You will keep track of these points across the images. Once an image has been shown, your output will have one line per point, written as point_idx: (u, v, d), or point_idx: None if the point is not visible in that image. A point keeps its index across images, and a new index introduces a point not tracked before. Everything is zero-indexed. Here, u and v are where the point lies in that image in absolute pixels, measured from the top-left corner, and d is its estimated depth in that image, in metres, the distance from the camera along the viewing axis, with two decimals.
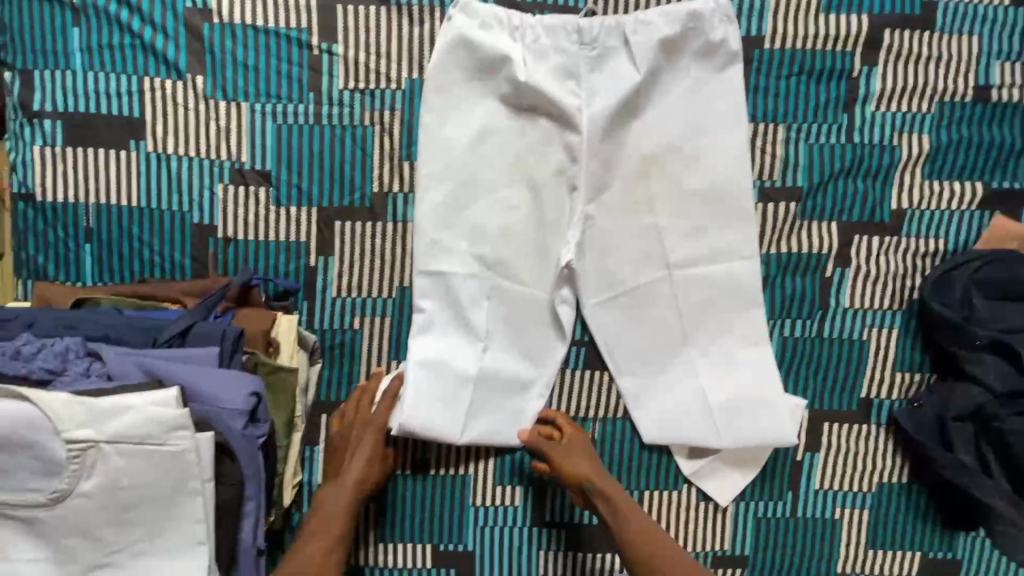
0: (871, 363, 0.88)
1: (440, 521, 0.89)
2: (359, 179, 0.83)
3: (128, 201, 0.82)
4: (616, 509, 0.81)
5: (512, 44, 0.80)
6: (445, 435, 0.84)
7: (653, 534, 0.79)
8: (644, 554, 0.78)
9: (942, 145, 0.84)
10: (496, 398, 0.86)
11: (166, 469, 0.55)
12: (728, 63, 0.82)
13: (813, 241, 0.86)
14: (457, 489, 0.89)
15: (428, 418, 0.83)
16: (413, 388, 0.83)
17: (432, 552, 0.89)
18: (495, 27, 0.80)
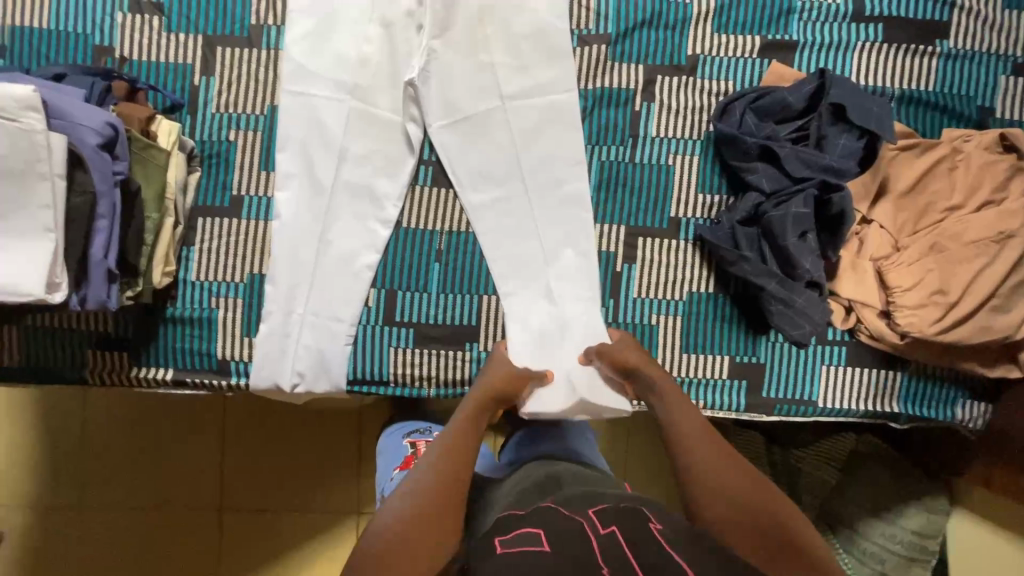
0: (678, 185, 1.03)
1: (287, 321, 0.99)
2: (239, 13, 0.98)
3: (37, 24, 0.96)
4: (666, 398, 0.82)
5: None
6: (299, 301, 0.99)
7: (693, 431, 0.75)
8: (692, 457, 0.72)
9: (725, 3, 1.02)
10: (346, 262, 1.00)
11: (18, 144, 0.68)
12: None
13: (622, 80, 1.02)
14: (294, 292, 0.99)
15: (291, 287, 0.99)
16: (282, 266, 0.99)
17: (286, 347, 0.99)
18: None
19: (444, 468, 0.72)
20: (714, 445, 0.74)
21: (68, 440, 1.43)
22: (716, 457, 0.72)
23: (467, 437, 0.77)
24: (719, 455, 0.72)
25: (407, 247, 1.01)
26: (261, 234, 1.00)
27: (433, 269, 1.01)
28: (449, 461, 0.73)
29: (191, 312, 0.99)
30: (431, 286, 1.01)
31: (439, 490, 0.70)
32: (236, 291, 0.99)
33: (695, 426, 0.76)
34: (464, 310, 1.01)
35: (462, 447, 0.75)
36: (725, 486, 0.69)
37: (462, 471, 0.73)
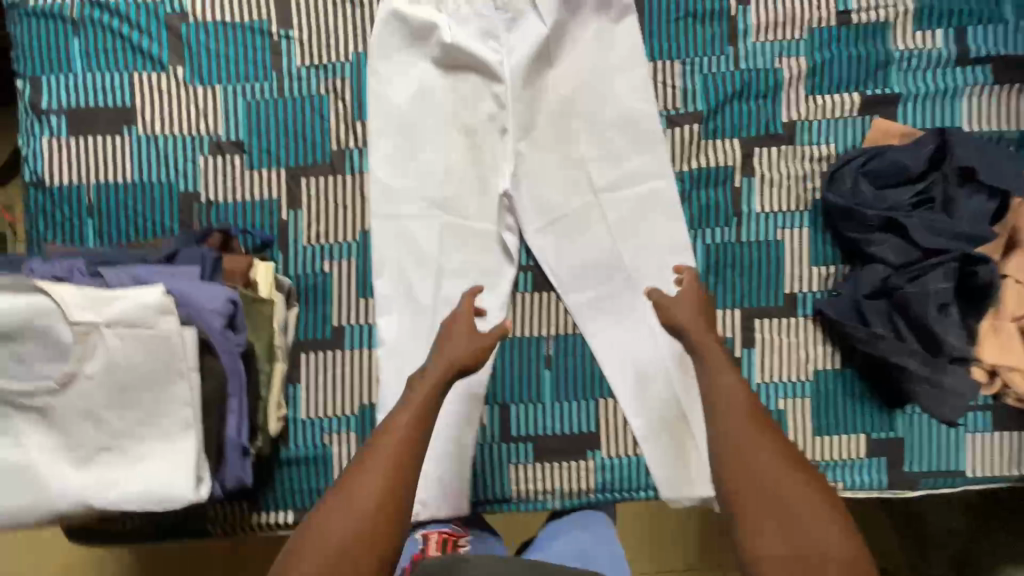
0: (790, 260, 0.98)
1: None
2: (319, 141, 0.96)
3: (124, 178, 0.96)
4: (712, 361, 0.80)
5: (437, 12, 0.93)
6: None
7: (741, 423, 0.73)
8: (729, 434, 0.72)
9: (818, 63, 0.97)
10: (455, 382, 0.96)
11: (156, 350, 0.65)
12: (623, 14, 0.96)
13: (719, 157, 0.97)
14: None
15: None
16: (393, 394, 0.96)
17: None
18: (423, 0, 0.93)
19: (376, 476, 0.68)
20: (758, 420, 0.73)
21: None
22: (746, 445, 0.71)
23: (400, 432, 0.72)
24: (749, 443, 0.71)
25: (515, 358, 0.98)
26: (366, 363, 0.97)
27: (545, 377, 0.97)
28: (371, 466, 0.68)
29: (306, 451, 0.96)
30: (545, 395, 0.97)
31: (360, 505, 0.66)
32: (348, 425, 0.96)
33: (736, 404, 0.75)
34: (582, 417, 0.97)
35: (395, 444, 0.70)
36: (753, 471, 0.69)
37: (393, 470, 0.68)
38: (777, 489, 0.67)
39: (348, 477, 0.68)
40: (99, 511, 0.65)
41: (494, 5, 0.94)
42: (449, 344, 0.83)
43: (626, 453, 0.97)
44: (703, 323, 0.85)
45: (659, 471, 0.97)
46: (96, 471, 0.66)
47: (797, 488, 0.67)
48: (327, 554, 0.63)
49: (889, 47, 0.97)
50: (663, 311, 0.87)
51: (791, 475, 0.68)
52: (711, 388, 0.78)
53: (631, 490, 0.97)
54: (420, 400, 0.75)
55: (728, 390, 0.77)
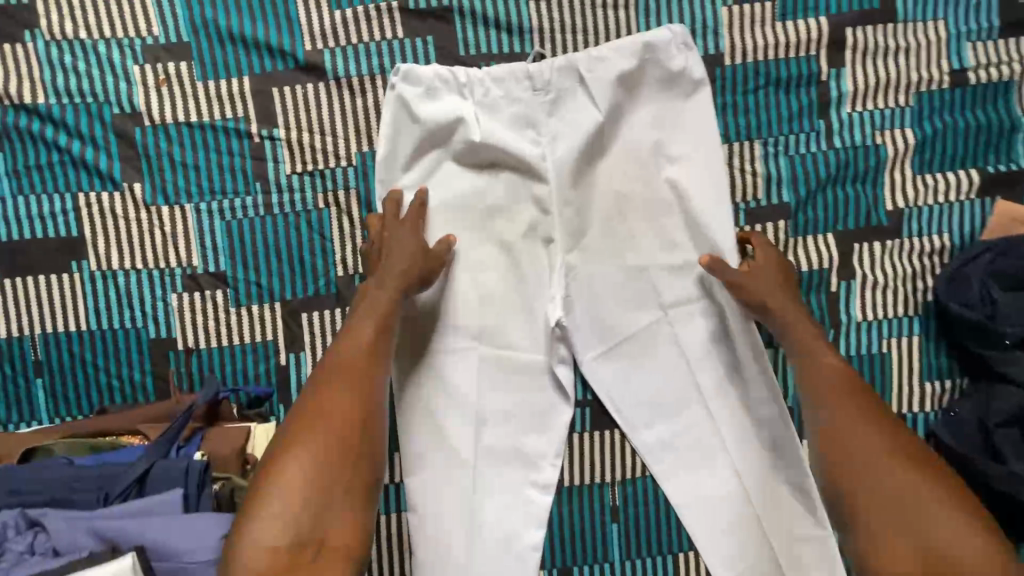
0: (898, 376, 0.82)
1: None
2: (320, 267, 0.77)
3: (76, 326, 0.77)
4: (789, 318, 0.73)
5: (459, 100, 0.74)
6: None
7: (840, 399, 0.67)
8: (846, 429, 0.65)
9: (928, 136, 0.79)
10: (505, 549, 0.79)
11: None
12: (694, 88, 0.76)
13: (810, 258, 0.80)
14: None
15: None
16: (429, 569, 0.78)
17: None
18: (440, 86, 0.74)
19: (312, 458, 0.58)
20: (854, 391, 0.67)
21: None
22: (850, 447, 0.64)
23: (347, 405, 0.61)
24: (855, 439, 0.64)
25: (575, 511, 0.82)
26: (396, 527, 0.81)
27: (612, 531, 0.82)
28: (314, 437, 0.59)
29: None
30: (612, 554, 0.81)
31: (302, 483, 0.57)
32: None
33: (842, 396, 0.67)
34: None
35: (337, 426, 0.60)
36: (867, 466, 0.63)
37: (341, 462, 0.59)
38: (892, 485, 0.61)
39: (278, 455, 0.58)
40: None
41: (529, 88, 0.75)
42: (392, 253, 0.71)
43: None
44: (779, 283, 0.74)
45: None
46: None
47: (872, 448, 0.63)
48: (308, 472, 0.57)
49: (1014, 111, 0.80)
50: (739, 290, 0.74)
51: (876, 442, 0.63)
52: (806, 376, 0.70)
53: None
54: (370, 358, 0.65)
55: (816, 373, 0.70)
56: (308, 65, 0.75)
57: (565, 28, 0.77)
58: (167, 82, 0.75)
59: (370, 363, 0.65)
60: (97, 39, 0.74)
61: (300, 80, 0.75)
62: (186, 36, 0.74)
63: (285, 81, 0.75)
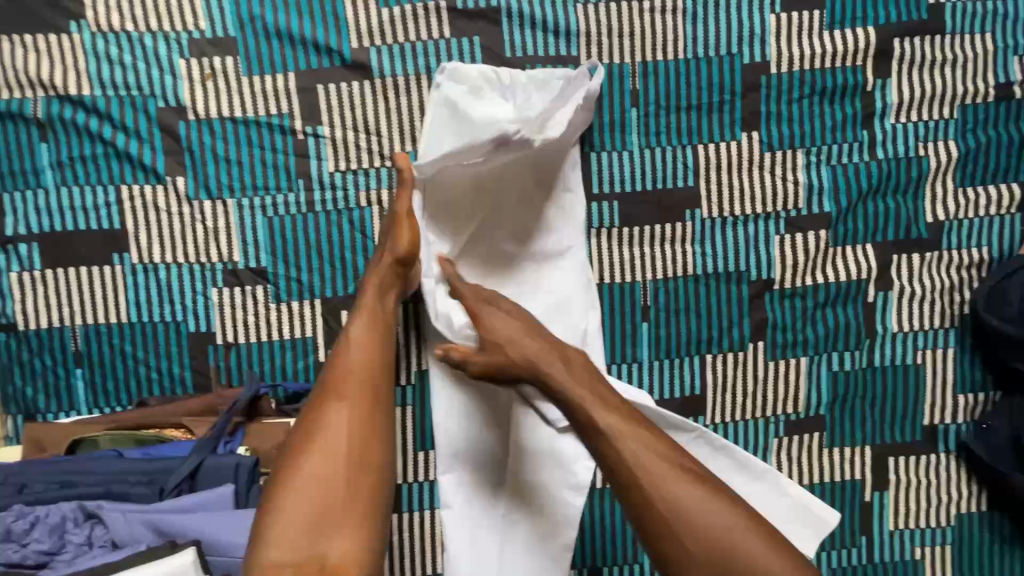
0: (931, 387, 0.82)
1: None
2: (361, 266, 0.77)
3: (117, 318, 0.77)
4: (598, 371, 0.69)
5: (496, 97, 0.74)
6: None
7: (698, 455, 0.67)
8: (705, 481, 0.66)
9: (971, 149, 0.80)
10: (537, 550, 0.79)
11: None
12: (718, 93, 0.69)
13: (849, 268, 0.80)
14: None
15: None
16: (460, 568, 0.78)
17: None
18: (478, 84, 0.73)
19: (317, 458, 0.56)
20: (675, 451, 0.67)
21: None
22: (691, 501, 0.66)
23: (351, 404, 0.60)
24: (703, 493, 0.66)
25: (608, 514, 0.82)
26: (428, 525, 0.81)
27: None
28: (320, 438, 0.57)
29: None
30: (643, 556, 0.82)
31: (308, 485, 0.55)
32: None
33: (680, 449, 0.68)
34: None
35: (344, 424, 0.58)
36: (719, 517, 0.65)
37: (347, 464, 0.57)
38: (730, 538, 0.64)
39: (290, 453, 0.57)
40: None
41: (562, 82, 0.73)
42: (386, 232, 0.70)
43: None
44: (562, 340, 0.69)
45: None
46: None
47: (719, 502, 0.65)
48: (319, 472, 0.56)
49: None
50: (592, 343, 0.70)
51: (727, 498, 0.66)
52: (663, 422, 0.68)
53: None
54: (370, 351, 0.63)
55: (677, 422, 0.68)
56: (355, 63, 0.75)
57: (612, 32, 0.77)
58: (212, 77, 0.74)
59: (369, 354, 0.63)
60: (144, 31, 0.74)
61: (347, 78, 0.75)
62: (232, 31, 0.74)
63: (331, 79, 0.75)
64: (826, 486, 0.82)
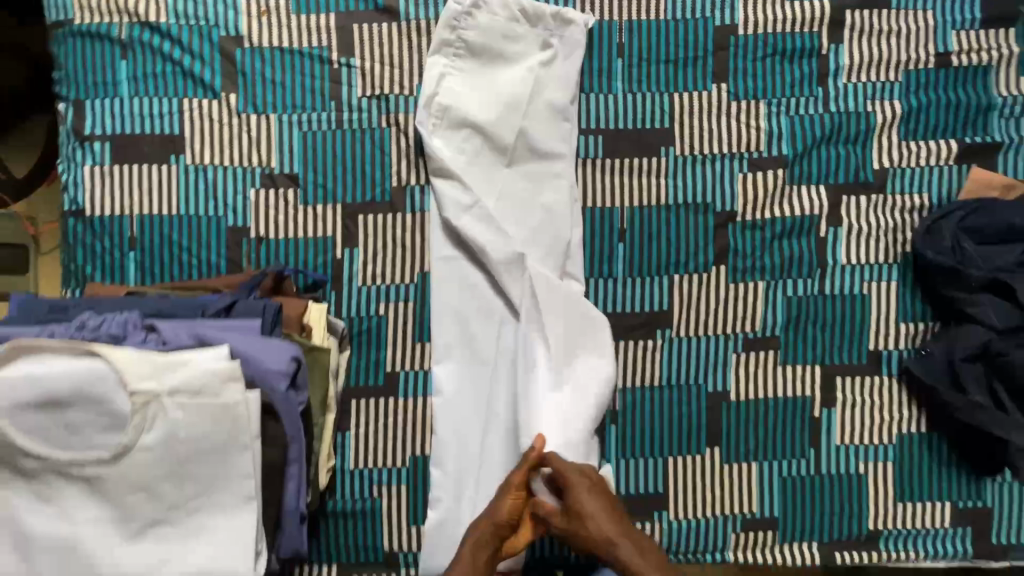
0: (875, 316, 0.92)
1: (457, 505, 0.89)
2: (378, 177, 0.90)
3: (168, 210, 0.90)
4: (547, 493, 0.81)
5: (475, 35, 0.89)
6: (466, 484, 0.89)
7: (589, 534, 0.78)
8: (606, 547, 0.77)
9: (914, 107, 0.91)
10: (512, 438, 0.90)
11: (219, 423, 0.59)
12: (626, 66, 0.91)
13: (803, 205, 0.91)
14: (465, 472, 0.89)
15: (455, 467, 0.89)
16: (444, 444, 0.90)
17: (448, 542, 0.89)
18: (461, 24, 0.88)
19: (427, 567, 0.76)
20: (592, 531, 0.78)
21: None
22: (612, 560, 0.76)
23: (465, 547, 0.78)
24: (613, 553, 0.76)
25: None
26: (419, 412, 0.91)
27: (610, 432, 0.92)
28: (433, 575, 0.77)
29: (353, 505, 0.91)
30: (608, 451, 0.92)
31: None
32: (400, 478, 0.91)
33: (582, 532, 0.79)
34: (649, 475, 0.92)
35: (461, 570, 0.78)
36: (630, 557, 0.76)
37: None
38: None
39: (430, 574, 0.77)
40: None
41: (524, 23, 0.90)
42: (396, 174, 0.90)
43: (694, 516, 0.92)
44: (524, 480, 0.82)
45: (729, 533, 0.92)
46: (150, 544, 0.61)
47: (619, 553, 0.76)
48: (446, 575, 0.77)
49: (991, 94, 0.91)
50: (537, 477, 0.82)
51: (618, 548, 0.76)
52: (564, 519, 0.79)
53: (696, 555, 0.93)
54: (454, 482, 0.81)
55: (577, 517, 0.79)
56: (385, 7, 0.89)
57: None
58: (267, 14, 0.89)
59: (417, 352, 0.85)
60: None
61: (377, 20, 0.90)
62: None
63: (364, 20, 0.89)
64: (777, 401, 0.92)
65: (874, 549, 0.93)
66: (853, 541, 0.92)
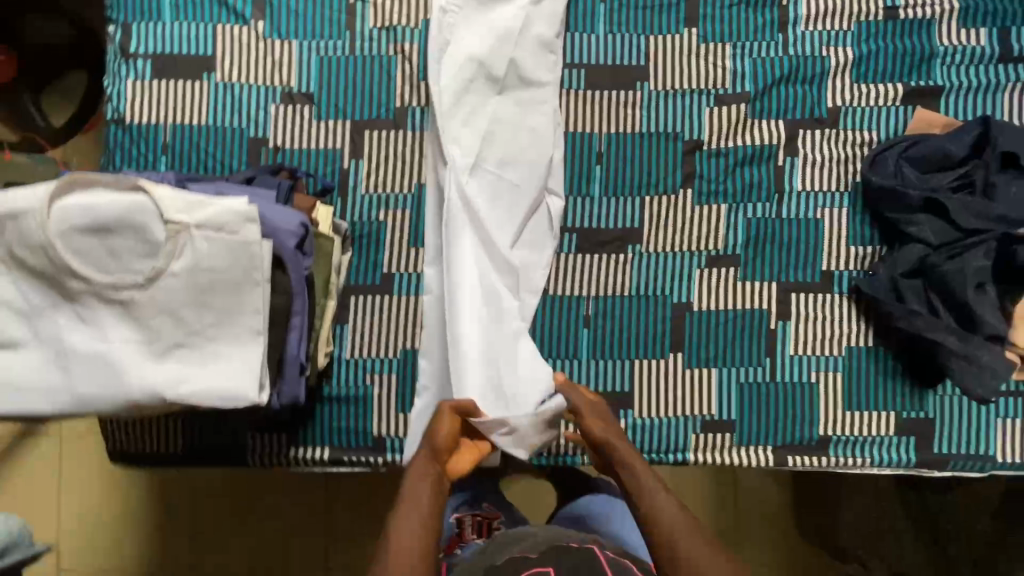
0: (828, 238, 1.01)
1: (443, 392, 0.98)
2: (384, 98, 1.02)
3: (198, 121, 1.02)
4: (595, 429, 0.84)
5: None
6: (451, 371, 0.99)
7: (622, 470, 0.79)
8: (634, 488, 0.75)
9: (864, 53, 1.01)
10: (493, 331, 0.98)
11: (237, 257, 0.69)
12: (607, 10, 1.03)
13: (763, 137, 1.02)
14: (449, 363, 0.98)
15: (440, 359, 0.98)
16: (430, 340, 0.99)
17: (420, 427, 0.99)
18: None
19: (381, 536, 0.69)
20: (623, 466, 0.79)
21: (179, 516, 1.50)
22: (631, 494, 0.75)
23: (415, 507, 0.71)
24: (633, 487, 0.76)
25: (556, 314, 1.01)
26: (410, 309, 1.01)
27: (583, 335, 1.01)
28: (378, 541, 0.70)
29: (348, 390, 1.00)
30: (581, 352, 1.01)
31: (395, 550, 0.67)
32: (392, 367, 1.00)
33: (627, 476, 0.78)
34: (617, 375, 1.01)
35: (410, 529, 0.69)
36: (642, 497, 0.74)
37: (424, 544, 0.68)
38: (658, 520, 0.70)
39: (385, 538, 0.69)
40: (167, 403, 0.69)
41: None
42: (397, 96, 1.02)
43: (658, 416, 1.00)
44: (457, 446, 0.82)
45: (690, 433, 1.00)
46: (171, 364, 0.71)
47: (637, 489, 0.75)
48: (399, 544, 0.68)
49: (934, 42, 1.01)
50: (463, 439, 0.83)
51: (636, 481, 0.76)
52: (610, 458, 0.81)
53: (659, 454, 1.00)
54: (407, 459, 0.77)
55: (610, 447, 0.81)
56: None
57: None
58: None
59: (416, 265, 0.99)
60: None
61: None
62: None
63: None
64: (737, 312, 1.01)
65: (824, 455, 1.00)
66: (805, 445, 1.00)
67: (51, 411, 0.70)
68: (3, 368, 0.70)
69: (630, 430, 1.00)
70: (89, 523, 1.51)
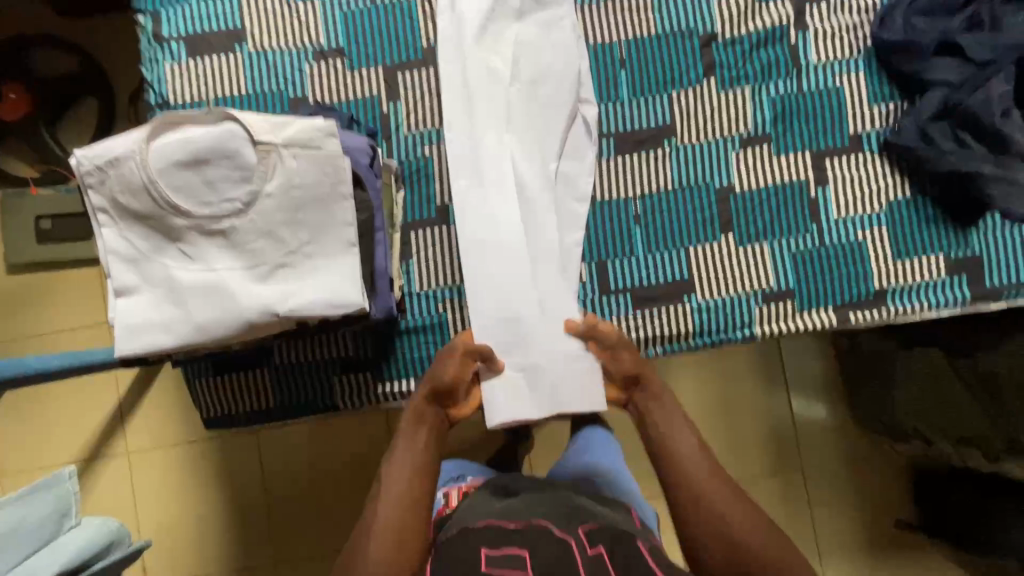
0: (850, 103, 1.06)
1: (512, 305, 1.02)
2: (411, 39, 1.06)
3: (238, 91, 1.06)
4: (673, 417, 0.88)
5: None
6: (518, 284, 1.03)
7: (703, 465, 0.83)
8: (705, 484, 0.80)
9: None
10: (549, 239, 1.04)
11: (324, 171, 0.75)
12: None
13: (773, 18, 1.07)
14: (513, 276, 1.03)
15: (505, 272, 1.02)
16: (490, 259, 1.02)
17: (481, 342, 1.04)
18: None
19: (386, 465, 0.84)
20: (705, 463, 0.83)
21: (258, 512, 1.49)
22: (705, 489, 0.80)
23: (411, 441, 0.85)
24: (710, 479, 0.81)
25: (608, 216, 1.06)
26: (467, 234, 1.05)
27: (636, 233, 1.05)
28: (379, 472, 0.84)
29: (423, 320, 1.04)
30: (637, 249, 1.05)
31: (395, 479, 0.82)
32: (460, 292, 1.04)
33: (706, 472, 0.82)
34: (674, 264, 1.05)
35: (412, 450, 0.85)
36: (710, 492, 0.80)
37: (417, 472, 0.82)
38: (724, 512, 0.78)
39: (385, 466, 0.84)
40: (280, 318, 0.74)
41: None
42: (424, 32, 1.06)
43: (720, 297, 1.05)
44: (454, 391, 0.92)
45: (753, 308, 1.05)
46: (276, 284, 0.75)
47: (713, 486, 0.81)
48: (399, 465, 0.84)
49: None
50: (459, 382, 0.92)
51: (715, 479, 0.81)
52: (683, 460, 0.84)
53: (726, 332, 1.04)
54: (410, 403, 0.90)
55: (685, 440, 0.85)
56: None
57: None
58: None
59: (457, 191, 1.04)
60: None
61: None
62: None
63: None
64: (778, 187, 1.06)
65: (883, 307, 1.04)
66: (863, 301, 1.04)
67: (174, 346, 0.74)
68: (123, 314, 0.74)
69: (695, 313, 1.04)
70: (170, 533, 1.47)
